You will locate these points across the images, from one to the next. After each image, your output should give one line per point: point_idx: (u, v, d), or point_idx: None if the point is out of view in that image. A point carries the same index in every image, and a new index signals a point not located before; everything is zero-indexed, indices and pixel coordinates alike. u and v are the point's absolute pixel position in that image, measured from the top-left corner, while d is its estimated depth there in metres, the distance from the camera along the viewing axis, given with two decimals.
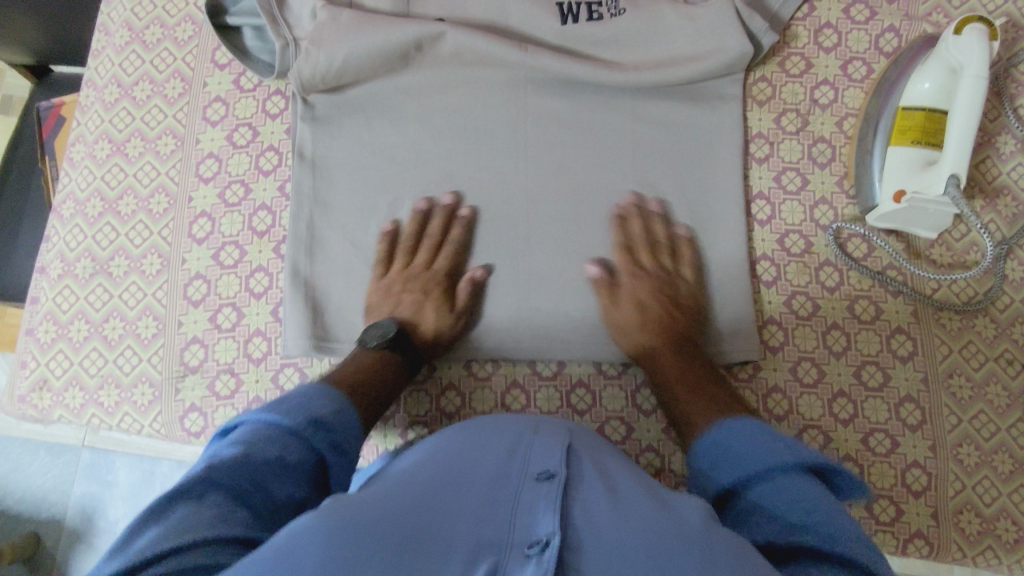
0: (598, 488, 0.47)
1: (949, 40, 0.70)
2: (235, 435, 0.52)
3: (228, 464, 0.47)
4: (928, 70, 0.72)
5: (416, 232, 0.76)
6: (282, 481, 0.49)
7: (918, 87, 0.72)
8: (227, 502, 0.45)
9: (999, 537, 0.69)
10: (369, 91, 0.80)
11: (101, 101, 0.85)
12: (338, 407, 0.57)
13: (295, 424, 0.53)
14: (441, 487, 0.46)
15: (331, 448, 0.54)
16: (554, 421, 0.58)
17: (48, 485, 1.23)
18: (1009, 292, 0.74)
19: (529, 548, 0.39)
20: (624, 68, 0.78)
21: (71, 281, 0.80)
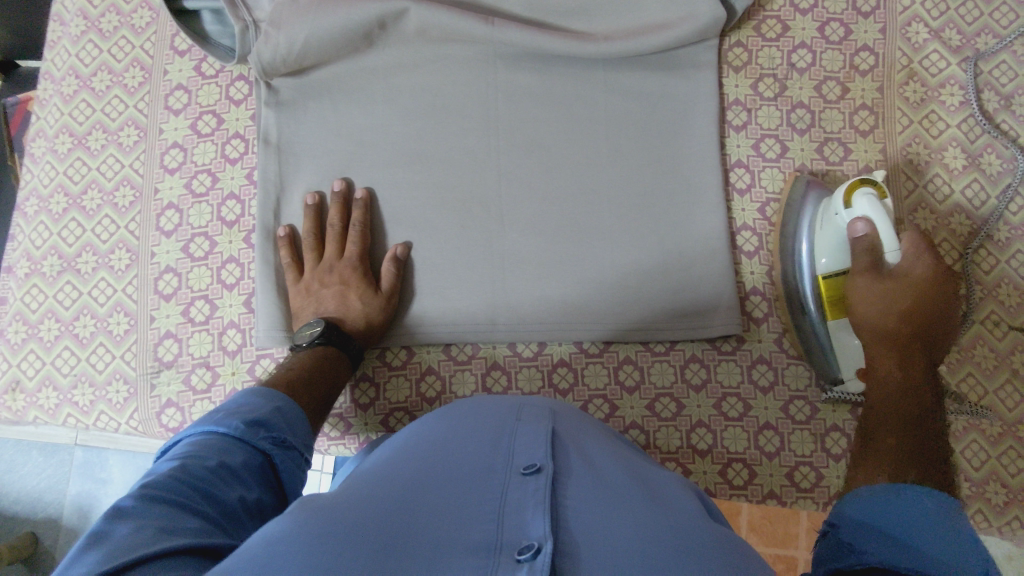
0: (586, 484, 0.44)
1: (842, 214, 0.65)
2: (174, 453, 0.51)
3: (178, 475, 0.47)
4: (825, 243, 0.67)
5: (315, 228, 0.75)
6: (230, 485, 0.49)
7: (820, 264, 0.67)
8: (180, 510, 0.44)
9: (990, 500, 0.69)
10: (333, 73, 0.78)
11: (60, 94, 0.82)
12: (276, 407, 0.58)
13: (234, 430, 0.53)
14: (420, 487, 0.43)
15: (276, 446, 0.55)
16: (538, 405, 0.56)
17: (43, 485, 1.22)
18: (994, 253, 0.73)
19: (519, 553, 0.36)
20: (595, 39, 0.75)
21: (38, 280, 0.78)
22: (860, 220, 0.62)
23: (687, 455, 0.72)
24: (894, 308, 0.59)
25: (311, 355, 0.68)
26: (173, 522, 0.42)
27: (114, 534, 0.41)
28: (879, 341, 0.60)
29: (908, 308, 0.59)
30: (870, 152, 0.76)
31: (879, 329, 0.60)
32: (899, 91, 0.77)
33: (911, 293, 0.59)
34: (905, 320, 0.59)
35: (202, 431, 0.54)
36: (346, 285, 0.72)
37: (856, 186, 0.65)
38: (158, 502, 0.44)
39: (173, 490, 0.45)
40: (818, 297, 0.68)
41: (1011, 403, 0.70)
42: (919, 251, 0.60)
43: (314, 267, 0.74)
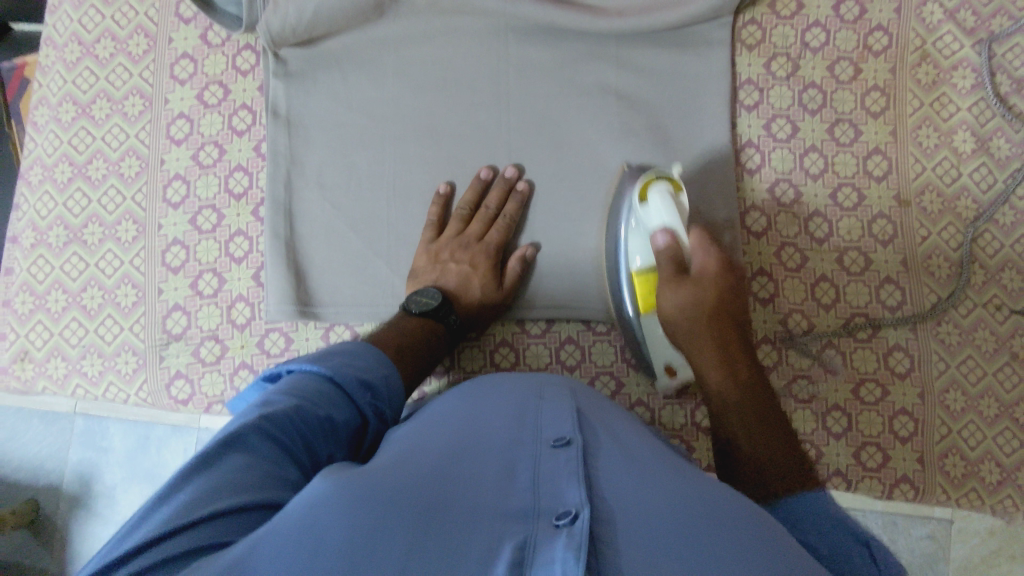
0: (615, 457, 0.45)
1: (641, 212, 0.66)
2: (286, 385, 0.53)
3: (294, 415, 0.48)
4: (636, 242, 0.67)
5: (471, 202, 0.74)
6: (326, 441, 0.50)
7: (635, 262, 0.67)
8: (283, 457, 0.46)
9: (984, 478, 0.70)
10: (343, 44, 0.77)
11: (63, 61, 0.81)
12: (385, 374, 0.58)
13: (346, 384, 0.54)
14: (454, 455, 0.45)
15: (375, 414, 0.56)
16: (558, 384, 0.56)
17: (43, 453, 1.23)
18: (1000, 236, 0.74)
19: (558, 520, 0.37)
20: (609, 14, 0.74)
21: (45, 250, 0.78)
22: (661, 229, 0.64)
23: (691, 433, 0.72)
24: (700, 311, 0.61)
25: (418, 324, 0.67)
26: (275, 470, 0.44)
27: (226, 463, 0.43)
28: (707, 356, 0.61)
29: (714, 305, 0.62)
30: (880, 134, 0.76)
31: (703, 347, 0.62)
32: (911, 73, 0.76)
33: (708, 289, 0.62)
34: (715, 316, 0.62)
35: (313, 371, 0.55)
36: (475, 268, 0.72)
37: (650, 181, 0.66)
38: (271, 440, 0.46)
39: (287, 432, 0.47)
40: (634, 295, 0.68)
41: (1008, 385, 0.72)
42: (705, 248, 0.63)
43: (451, 237, 0.73)
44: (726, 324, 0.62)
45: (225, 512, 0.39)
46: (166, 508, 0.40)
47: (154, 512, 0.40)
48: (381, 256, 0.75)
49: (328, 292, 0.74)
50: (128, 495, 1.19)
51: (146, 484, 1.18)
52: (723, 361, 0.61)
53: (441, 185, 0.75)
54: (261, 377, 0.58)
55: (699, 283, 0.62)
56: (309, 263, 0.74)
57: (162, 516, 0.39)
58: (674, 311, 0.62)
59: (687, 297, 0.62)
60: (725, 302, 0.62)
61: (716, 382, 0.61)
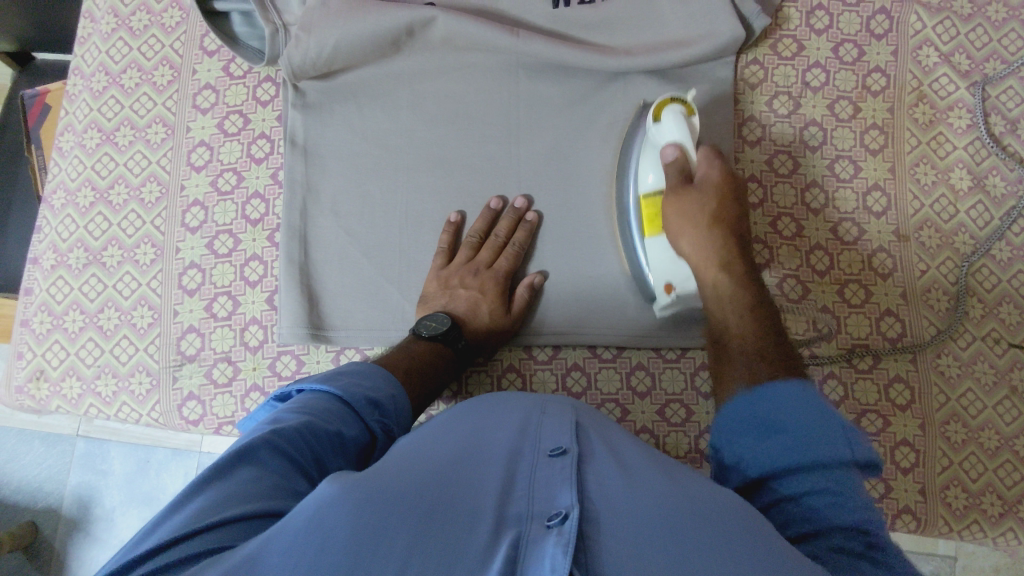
0: (609, 464, 0.46)
1: (652, 131, 0.69)
2: (294, 405, 0.54)
3: (303, 431, 0.50)
4: (648, 162, 0.71)
5: (482, 230, 0.76)
6: (336, 456, 0.51)
7: (645, 182, 0.70)
8: (293, 470, 0.47)
9: (985, 510, 0.71)
10: (359, 77, 0.80)
11: (90, 90, 0.84)
12: (392, 392, 0.60)
13: (353, 402, 0.56)
14: (455, 463, 0.46)
15: (383, 432, 0.57)
16: (560, 401, 0.58)
17: (44, 474, 1.24)
18: (997, 272, 0.75)
19: (548, 521, 0.39)
20: (616, 53, 0.77)
21: (64, 271, 0.80)
22: (669, 144, 0.67)
23: (694, 460, 0.73)
24: (703, 218, 0.65)
25: (427, 348, 0.69)
26: (286, 481, 0.45)
27: (238, 475, 0.44)
28: (706, 262, 0.65)
29: (714, 212, 0.65)
30: (879, 170, 0.78)
31: (707, 249, 0.65)
32: (908, 113, 0.79)
33: (705, 199, 0.65)
34: (717, 225, 0.65)
35: (322, 390, 0.56)
36: (483, 294, 0.73)
37: (664, 103, 0.69)
38: (282, 454, 0.47)
39: (296, 446, 0.48)
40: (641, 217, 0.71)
41: (1008, 417, 0.73)
42: (710, 160, 0.67)
43: (461, 265, 0.75)
44: (729, 225, 0.66)
45: (235, 517, 0.40)
46: (177, 516, 0.41)
47: (166, 521, 0.41)
48: (392, 281, 0.77)
49: (339, 315, 0.76)
50: (126, 518, 1.19)
51: (144, 507, 1.19)
52: (722, 267, 0.64)
53: (452, 214, 0.77)
54: (271, 399, 0.59)
55: (703, 193, 0.66)
56: (321, 287, 0.76)
57: (173, 523, 0.40)
58: (680, 221, 0.66)
59: (692, 204, 0.65)
60: (727, 206, 0.66)
61: (717, 281, 0.64)
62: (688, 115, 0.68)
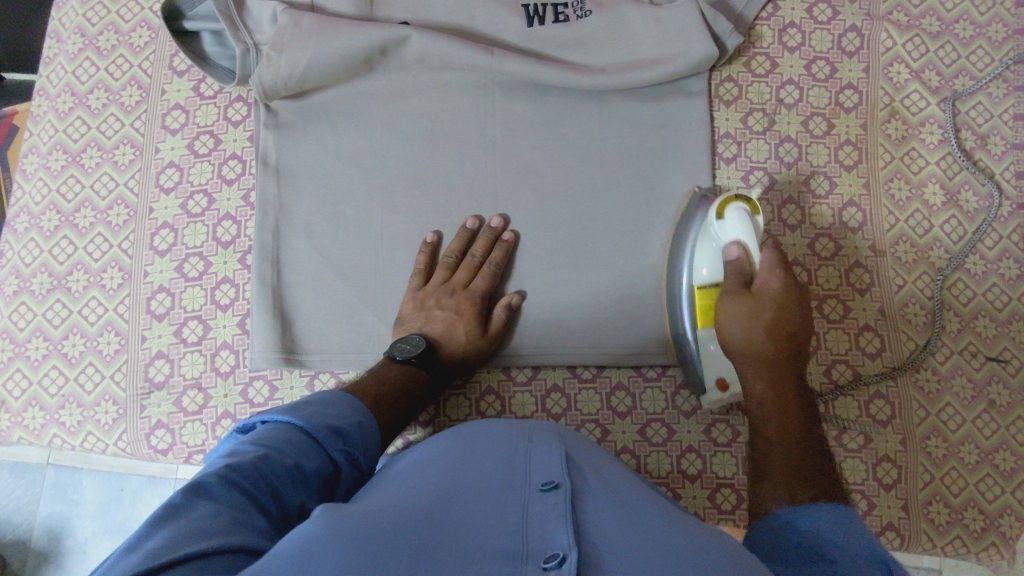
0: (604, 499, 0.46)
1: (714, 226, 0.68)
2: (253, 437, 0.52)
3: (259, 465, 0.48)
4: (704, 255, 0.69)
5: (459, 250, 0.75)
6: (296, 489, 0.49)
7: (699, 274, 0.69)
8: (251, 505, 0.45)
9: (968, 526, 0.71)
10: (332, 96, 0.79)
11: (55, 111, 0.82)
12: (358, 420, 0.58)
13: (316, 432, 0.54)
14: (444, 500, 0.44)
15: (347, 461, 0.55)
16: (545, 428, 0.57)
17: (12, 506, 1.19)
18: (972, 285, 0.76)
19: (546, 562, 0.38)
20: (592, 71, 0.76)
21: (27, 297, 0.78)
22: (734, 243, 0.66)
23: (677, 480, 0.72)
24: (756, 327, 0.63)
25: (401, 371, 0.67)
26: (243, 517, 0.44)
27: (191, 512, 0.42)
28: (753, 373, 0.62)
29: (772, 325, 0.62)
30: (854, 186, 0.78)
31: (759, 357, 0.62)
32: (881, 129, 0.80)
33: (768, 309, 0.63)
34: (772, 334, 0.62)
35: (282, 420, 0.55)
36: (459, 316, 0.72)
37: (728, 200, 0.68)
38: (238, 490, 0.45)
39: (252, 480, 0.46)
40: (692, 308, 0.70)
41: (987, 431, 0.73)
42: (772, 268, 0.64)
43: (437, 285, 0.74)
44: (786, 335, 0.63)
45: (191, 556, 0.38)
46: (130, 557, 0.39)
47: (118, 563, 0.39)
48: (367, 303, 0.75)
49: (312, 338, 0.74)
50: (97, 550, 1.15)
51: (118, 538, 1.15)
52: (769, 382, 0.61)
53: (429, 234, 0.76)
54: (233, 432, 0.57)
55: (759, 304, 0.63)
56: (294, 311, 0.75)
57: (126, 565, 0.38)
58: (727, 321, 0.64)
59: (745, 308, 0.64)
60: (792, 321, 0.63)
61: (760, 401, 0.61)
62: (755, 214, 0.67)
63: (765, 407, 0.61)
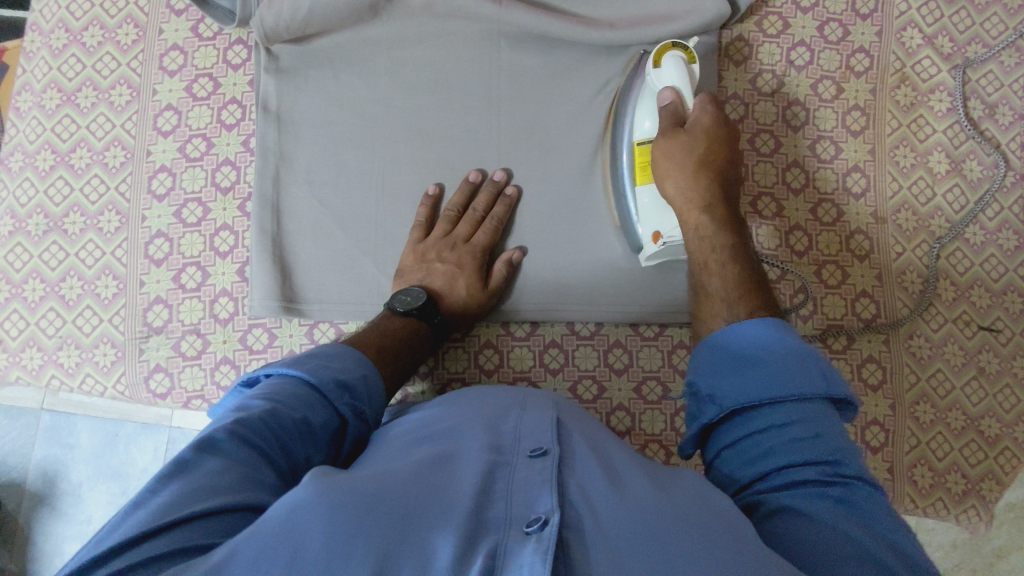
0: (592, 464, 0.46)
1: (652, 76, 0.69)
2: (260, 391, 0.53)
3: (266, 420, 0.48)
4: (644, 109, 0.70)
5: (461, 204, 0.74)
6: (304, 443, 0.50)
7: (643, 128, 0.70)
8: (260, 460, 0.46)
9: (949, 489, 0.73)
10: (335, 42, 0.77)
11: (49, 47, 0.80)
12: (364, 373, 0.58)
13: (322, 386, 0.54)
14: (432, 463, 0.45)
15: (354, 414, 0.55)
16: (541, 397, 0.57)
17: (6, 448, 1.20)
18: (970, 255, 0.76)
19: (528, 526, 0.38)
20: (601, 25, 0.75)
21: (23, 238, 0.77)
22: (667, 88, 0.67)
23: (670, 438, 0.73)
24: (688, 163, 0.65)
25: (402, 323, 0.67)
26: (253, 473, 0.44)
27: (200, 469, 0.43)
28: (687, 202, 0.65)
29: (704, 156, 0.66)
30: (860, 152, 0.78)
31: (689, 192, 0.65)
32: (890, 95, 0.79)
33: (696, 133, 0.66)
34: (703, 169, 0.66)
35: (289, 374, 0.55)
36: (461, 269, 0.71)
37: (665, 49, 0.69)
38: (247, 445, 0.46)
39: (262, 435, 0.47)
40: (632, 164, 0.71)
41: (975, 398, 0.74)
42: (704, 105, 0.67)
43: (438, 238, 0.73)
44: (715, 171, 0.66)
45: (200, 514, 0.40)
46: (140, 512, 0.40)
47: (127, 518, 0.40)
48: (368, 254, 0.75)
49: (312, 289, 0.74)
50: (93, 493, 1.17)
51: (112, 482, 1.16)
52: (703, 210, 0.65)
53: (431, 186, 0.75)
54: (239, 384, 0.58)
55: (692, 138, 0.66)
56: (295, 260, 0.74)
57: (135, 521, 0.39)
58: (665, 152, 0.66)
59: (681, 139, 0.66)
60: (717, 145, 0.66)
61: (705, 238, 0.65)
62: (689, 62, 0.69)
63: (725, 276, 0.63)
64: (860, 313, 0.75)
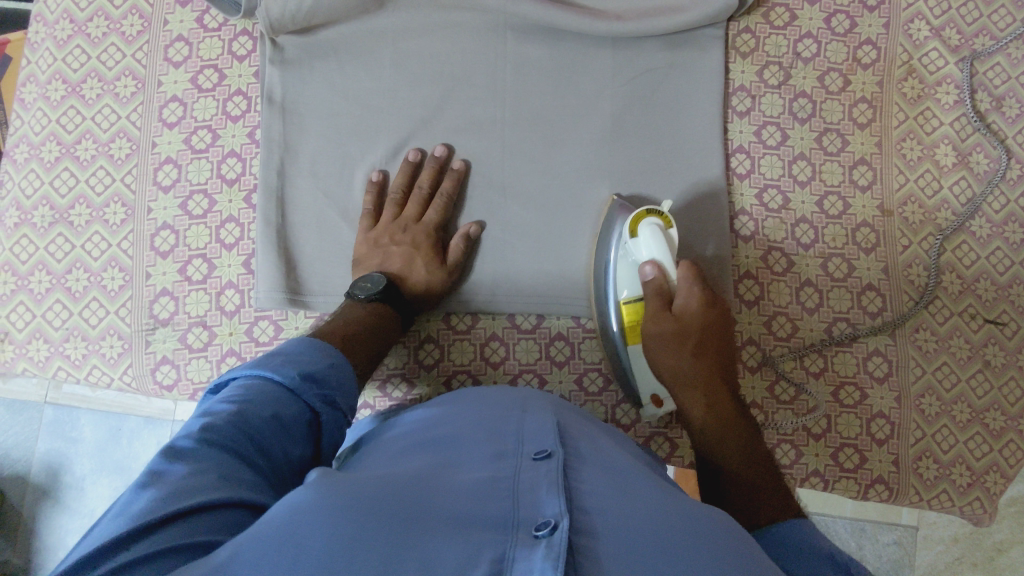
0: (596, 467, 0.46)
1: (630, 246, 0.68)
2: (226, 394, 0.53)
3: (232, 420, 0.49)
4: (625, 276, 0.69)
5: (405, 185, 0.75)
6: (278, 438, 0.51)
7: (622, 296, 0.69)
8: (235, 458, 0.46)
9: (955, 481, 0.73)
10: (340, 33, 0.77)
11: (53, 38, 0.80)
12: (331, 362, 0.58)
13: (288, 381, 0.54)
14: (435, 469, 0.45)
15: (324, 404, 0.55)
16: (540, 399, 0.58)
17: (10, 442, 1.20)
18: (976, 248, 0.76)
19: (537, 530, 0.37)
20: (608, 17, 0.75)
21: (29, 230, 0.77)
22: (648, 262, 0.66)
23: (675, 430, 0.73)
24: (683, 350, 0.64)
25: (368, 310, 0.68)
26: (230, 470, 0.45)
27: (175, 472, 0.43)
28: (683, 386, 0.65)
29: (696, 344, 0.64)
30: (866, 145, 0.78)
31: (683, 372, 0.65)
32: (897, 87, 0.79)
33: (688, 326, 0.64)
34: (698, 355, 0.64)
35: (254, 373, 0.55)
36: (416, 249, 0.72)
37: (640, 216, 0.68)
38: (218, 445, 0.46)
39: (231, 434, 0.47)
40: (621, 323, 0.69)
41: (980, 391, 0.74)
42: (690, 284, 0.65)
43: (389, 222, 0.74)
44: (709, 362, 0.65)
45: (183, 512, 0.40)
46: (120, 519, 0.40)
47: (108, 528, 0.40)
48: None
49: (317, 281, 0.74)
50: (96, 486, 1.17)
51: (116, 476, 1.16)
52: (705, 403, 0.64)
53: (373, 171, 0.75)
54: (206, 391, 0.56)
55: (683, 325, 0.65)
56: (299, 252, 0.74)
57: (117, 528, 0.39)
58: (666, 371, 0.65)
59: (670, 327, 0.65)
60: (710, 336, 0.65)
61: (702, 423, 0.64)
62: (666, 227, 0.67)
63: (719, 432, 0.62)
64: (867, 306, 0.75)
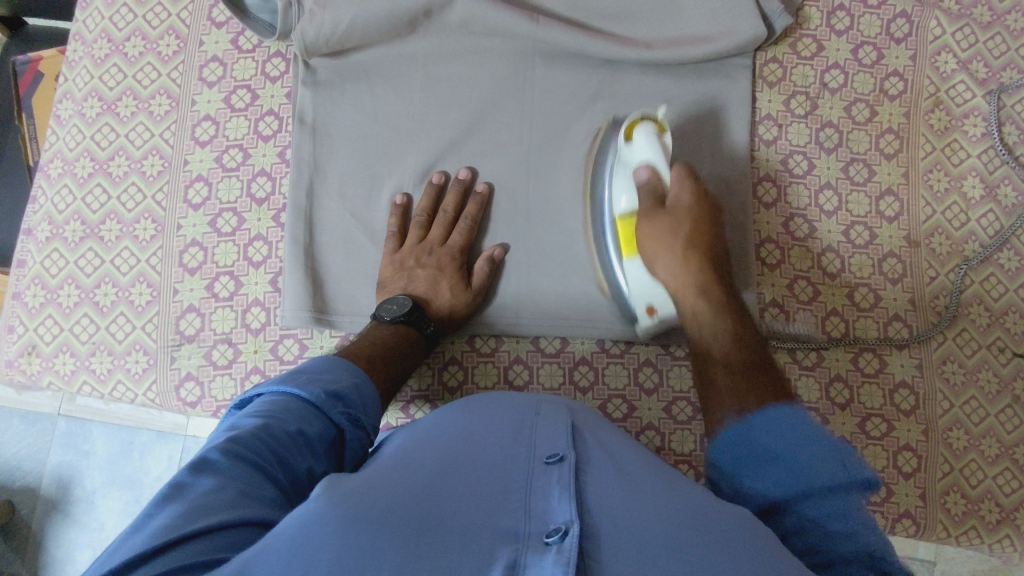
0: (608, 471, 0.45)
1: (625, 150, 0.71)
2: (253, 409, 0.53)
3: (257, 436, 0.48)
4: (620, 184, 0.71)
5: (428, 208, 0.75)
6: (301, 454, 0.50)
7: (620, 204, 0.71)
8: (256, 474, 0.46)
9: (984, 517, 0.72)
10: (371, 57, 0.78)
11: (91, 56, 0.81)
12: (355, 382, 0.58)
13: (314, 398, 0.54)
14: (445, 473, 0.45)
15: (350, 423, 0.55)
16: (555, 402, 0.56)
17: (23, 453, 1.20)
18: (1004, 281, 0.76)
19: (548, 537, 0.37)
20: (637, 45, 0.75)
21: (59, 244, 0.77)
22: (643, 165, 0.68)
23: (699, 459, 0.73)
24: (677, 246, 0.65)
25: (390, 331, 0.68)
26: (249, 487, 0.44)
27: (196, 488, 0.43)
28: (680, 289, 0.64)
29: (690, 234, 0.65)
30: (893, 176, 0.78)
31: (678, 277, 0.65)
32: (924, 118, 0.79)
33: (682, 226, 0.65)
34: (690, 259, 0.65)
35: (279, 390, 0.55)
36: (441, 271, 0.73)
37: (635, 122, 0.70)
38: (241, 460, 0.46)
39: (254, 450, 0.47)
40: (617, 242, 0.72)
41: (1009, 426, 0.73)
42: (681, 181, 0.66)
43: (414, 245, 0.74)
44: (705, 248, 0.65)
45: (200, 532, 0.40)
46: (140, 534, 0.40)
47: (126, 543, 0.40)
48: None
49: (342, 301, 0.74)
50: (106, 499, 1.16)
51: (126, 490, 1.16)
52: (695, 292, 0.64)
53: (396, 197, 0.76)
54: (230, 406, 0.57)
55: (675, 218, 0.66)
56: (325, 273, 0.75)
57: (135, 544, 0.39)
58: (650, 235, 0.66)
59: (664, 224, 0.66)
60: (705, 227, 0.66)
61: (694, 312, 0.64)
62: (661, 132, 0.70)
63: (718, 334, 0.61)
64: (894, 337, 0.75)
